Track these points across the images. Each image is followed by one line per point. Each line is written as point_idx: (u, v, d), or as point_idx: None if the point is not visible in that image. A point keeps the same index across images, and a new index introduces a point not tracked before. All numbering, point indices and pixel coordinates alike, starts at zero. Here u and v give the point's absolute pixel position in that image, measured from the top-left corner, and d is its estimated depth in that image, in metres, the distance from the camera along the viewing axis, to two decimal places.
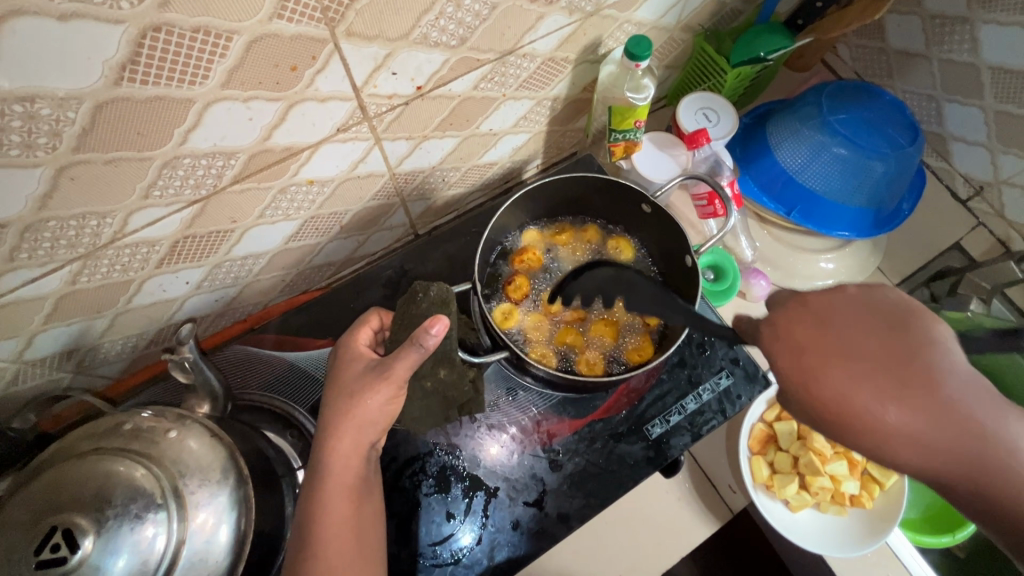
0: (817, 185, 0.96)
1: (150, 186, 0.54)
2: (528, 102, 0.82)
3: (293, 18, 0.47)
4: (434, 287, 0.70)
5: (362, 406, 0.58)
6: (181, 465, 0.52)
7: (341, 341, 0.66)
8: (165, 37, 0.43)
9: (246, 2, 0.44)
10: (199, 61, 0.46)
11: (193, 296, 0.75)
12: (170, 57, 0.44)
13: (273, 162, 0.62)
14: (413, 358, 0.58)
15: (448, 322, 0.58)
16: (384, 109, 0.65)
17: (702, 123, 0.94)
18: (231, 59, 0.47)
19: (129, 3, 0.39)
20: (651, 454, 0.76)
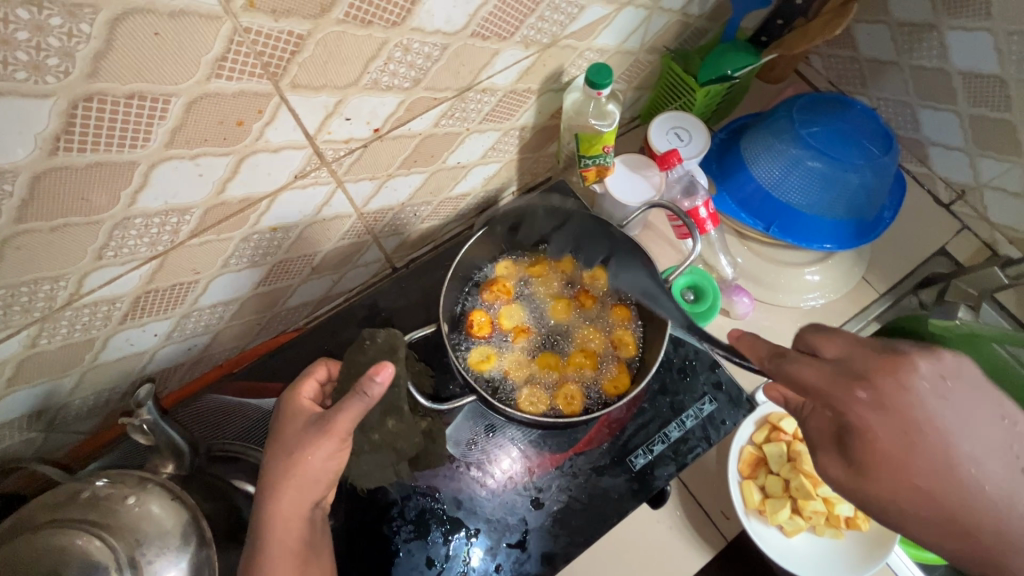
0: (794, 199, 0.96)
1: (102, 247, 0.54)
2: (494, 133, 0.82)
3: (232, 76, 0.47)
4: (382, 334, 0.71)
5: (302, 463, 0.57)
6: (139, 533, 0.51)
7: (283, 397, 0.64)
8: (98, 105, 0.42)
9: (180, 65, 0.44)
10: (137, 125, 0.45)
11: (163, 347, 0.75)
12: (106, 123, 0.43)
13: (231, 213, 0.61)
14: (356, 409, 0.57)
15: (394, 368, 0.57)
16: (342, 153, 0.64)
17: (674, 143, 0.94)
18: (172, 120, 0.47)
19: (56, 76, 0.39)
20: (635, 487, 0.74)
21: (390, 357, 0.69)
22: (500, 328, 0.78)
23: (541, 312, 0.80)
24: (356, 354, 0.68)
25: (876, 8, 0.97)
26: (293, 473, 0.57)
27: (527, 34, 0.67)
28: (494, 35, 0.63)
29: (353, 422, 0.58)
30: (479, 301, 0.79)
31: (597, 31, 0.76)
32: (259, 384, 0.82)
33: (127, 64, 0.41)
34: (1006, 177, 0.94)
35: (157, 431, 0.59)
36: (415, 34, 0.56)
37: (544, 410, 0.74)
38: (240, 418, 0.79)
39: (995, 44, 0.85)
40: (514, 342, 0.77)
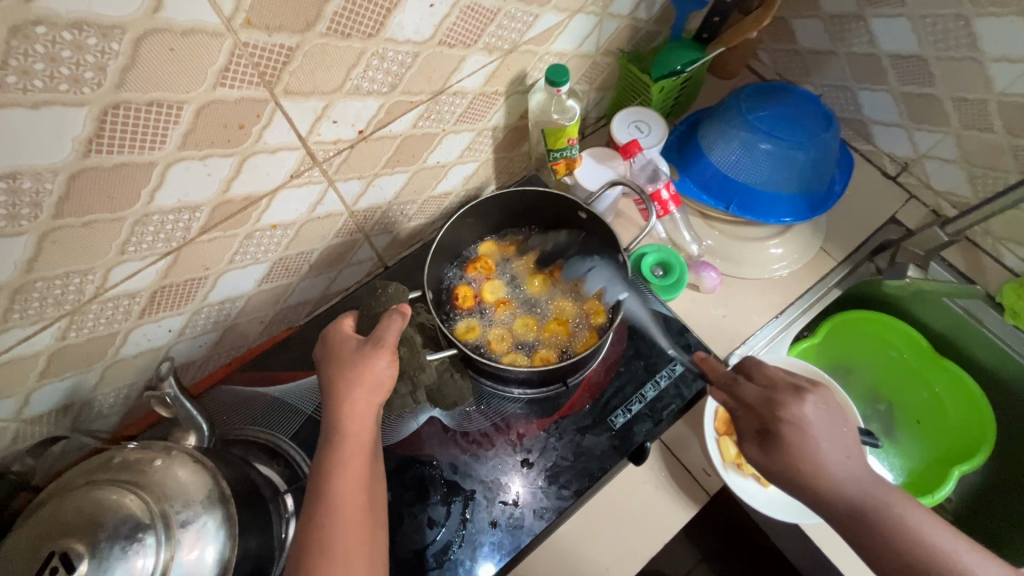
0: (749, 180, 1.04)
1: (125, 242, 0.61)
2: (469, 134, 0.90)
3: (234, 84, 0.55)
4: (394, 285, 0.78)
5: (366, 368, 0.63)
6: (167, 488, 0.57)
7: (327, 331, 0.70)
8: (124, 112, 0.50)
9: (191, 75, 0.52)
10: (155, 129, 0.54)
11: (177, 342, 0.82)
12: (130, 127, 0.52)
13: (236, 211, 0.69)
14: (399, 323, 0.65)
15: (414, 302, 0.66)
16: (332, 153, 0.72)
17: (635, 135, 1.03)
18: (184, 124, 0.55)
19: (90, 88, 0.47)
20: (617, 443, 0.80)
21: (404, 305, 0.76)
22: (484, 301, 0.85)
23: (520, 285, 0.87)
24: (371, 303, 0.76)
25: (809, 5, 1.07)
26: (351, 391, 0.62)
27: (489, 41, 0.76)
28: (459, 43, 0.72)
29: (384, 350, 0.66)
30: (463, 279, 0.87)
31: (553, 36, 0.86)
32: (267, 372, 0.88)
33: (148, 76, 0.49)
34: (940, 146, 1.02)
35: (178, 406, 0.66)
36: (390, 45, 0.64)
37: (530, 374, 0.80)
38: (251, 406, 0.86)
39: (913, 27, 0.95)
40: (496, 314, 0.84)
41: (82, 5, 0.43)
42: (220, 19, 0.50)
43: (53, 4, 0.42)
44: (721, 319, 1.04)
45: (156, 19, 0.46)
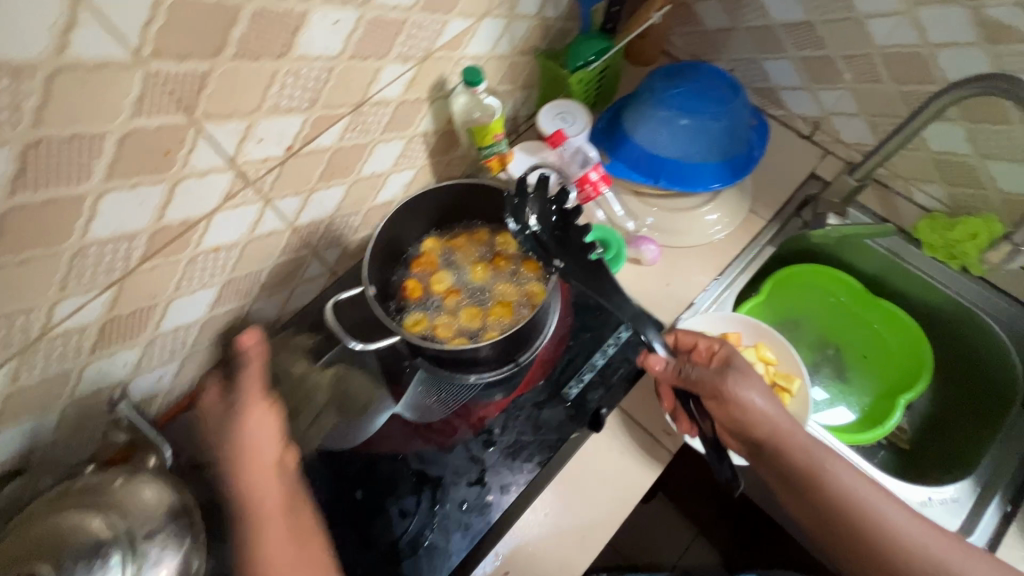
0: (676, 156, 1.11)
1: (65, 277, 0.64)
2: (400, 141, 0.95)
3: (151, 112, 0.59)
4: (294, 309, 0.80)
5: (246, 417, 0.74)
6: (128, 508, 0.59)
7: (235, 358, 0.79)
8: (45, 149, 0.53)
9: (108, 107, 0.55)
10: (79, 163, 0.57)
11: (135, 377, 0.83)
12: (53, 163, 0.55)
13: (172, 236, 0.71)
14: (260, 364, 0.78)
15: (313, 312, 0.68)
16: (263, 171, 0.76)
17: (561, 125, 1.08)
18: (107, 155, 0.58)
19: (8, 128, 0.50)
20: (573, 413, 0.84)
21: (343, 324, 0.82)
22: (434, 291, 0.89)
23: (466, 273, 0.91)
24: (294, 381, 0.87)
25: None
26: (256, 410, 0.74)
27: (401, 51, 0.81)
28: (371, 54, 0.77)
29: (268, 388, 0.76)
30: (410, 275, 0.91)
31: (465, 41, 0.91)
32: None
33: (64, 112, 0.53)
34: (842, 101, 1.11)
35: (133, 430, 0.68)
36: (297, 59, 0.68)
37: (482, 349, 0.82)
38: None
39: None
40: (447, 302, 0.88)
41: None
42: (127, 51, 0.53)
43: None
44: (665, 288, 1.09)
45: (63, 57, 0.50)
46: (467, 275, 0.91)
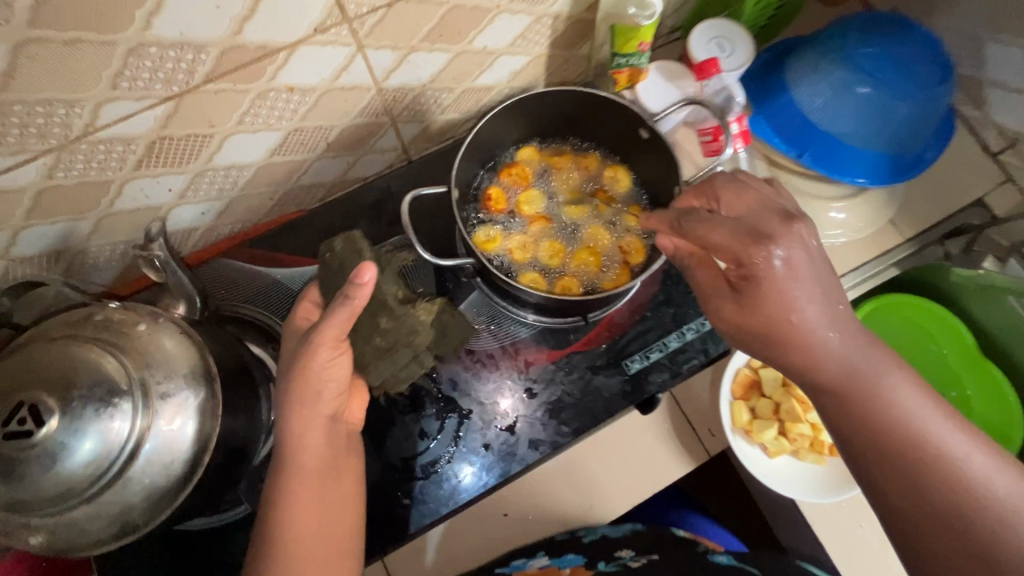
0: (886, 77, 0.87)
1: (116, 76, 0.53)
2: (525, 18, 0.77)
3: (256, 29, 0.56)
4: (340, 241, 0.73)
5: (311, 365, 0.63)
6: (148, 359, 0.54)
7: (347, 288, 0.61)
8: (145, 54, 0.52)
9: (213, 21, 0.53)
10: (170, 73, 0.56)
11: (222, 222, 0.85)
12: (147, 68, 0.54)
13: (131, 213, 0.72)
14: (342, 312, 0.62)
15: (377, 269, 0.60)
16: (365, 10, 0.61)
17: (715, 53, 0.88)
18: (208, 64, 0.57)
19: (119, 28, 0.49)
20: (628, 389, 0.76)
21: (356, 258, 0.71)
22: (562, 171, 0.76)
23: (581, 233, 0.75)
24: (328, 271, 0.72)
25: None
26: (325, 329, 0.62)
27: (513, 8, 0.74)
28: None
29: (339, 325, 0.62)
30: (495, 181, 0.76)
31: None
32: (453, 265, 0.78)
33: (174, 21, 0.51)
34: None
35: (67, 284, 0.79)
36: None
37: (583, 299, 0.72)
38: (245, 284, 0.79)
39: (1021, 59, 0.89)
40: (552, 266, 0.74)
41: (184, 30, 0.52)
42: (315, 22, 0.59)
43: (165, 31, 0.51)
44: None
45: (236, 38, 0.56)
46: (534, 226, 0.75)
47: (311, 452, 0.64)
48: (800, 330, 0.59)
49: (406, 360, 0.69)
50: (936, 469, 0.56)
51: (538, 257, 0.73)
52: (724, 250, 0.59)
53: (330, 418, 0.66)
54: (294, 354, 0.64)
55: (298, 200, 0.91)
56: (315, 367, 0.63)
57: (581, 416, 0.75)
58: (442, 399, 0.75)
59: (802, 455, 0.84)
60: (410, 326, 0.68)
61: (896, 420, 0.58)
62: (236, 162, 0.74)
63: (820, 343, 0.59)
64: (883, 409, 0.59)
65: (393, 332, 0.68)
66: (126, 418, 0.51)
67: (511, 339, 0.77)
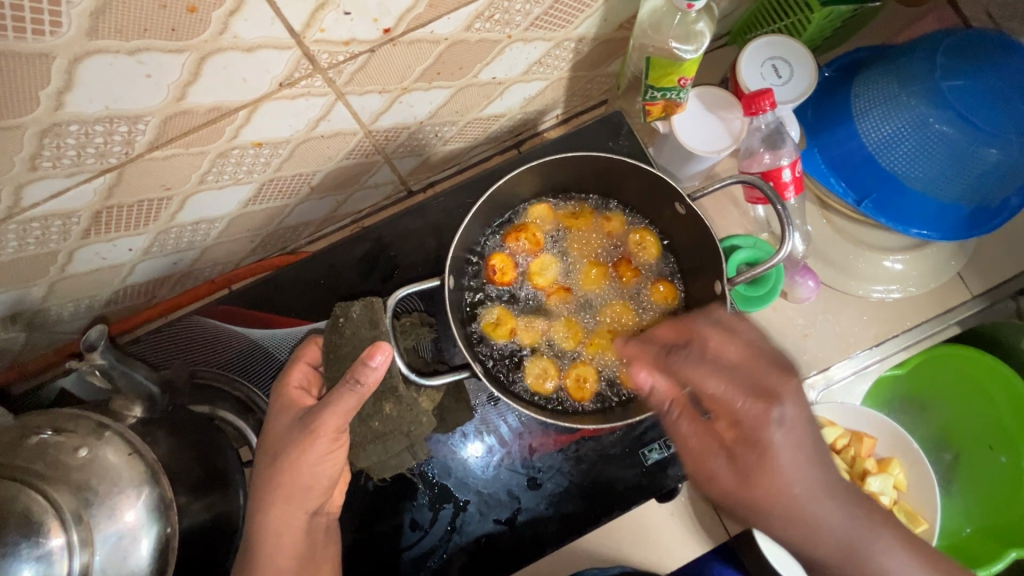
0: (981, 121, 0.70)
1: (33, 157, 0.43)
2: (543, 44, 0.64)
3: (204, 92, 0.45)
4: (357, 305, 0.59)
5: (296, 467, 0.52)
6: (88, 489, 0.46)
7: (353, 371, 0.50)
8: (65, 133, 0.42)
9: (146, 90, 0.42)
10: (103, 148, 0.46)
11: (200, 267, 0.76)
12: (71, 147, 0.44)
13: (88, 274, 0.64)
14: (348, 401, 0.51)
15: (392, 351, 0.50)
16: (341, 58, 0.49)
17: (768, 80, 0.74)
18: (150, 133, 0.47)
19: (25, 110, 0.39)
20: (644, 482, 0.68)
21: (371, 331, 0.58)
22: (578, 234, 0.69)
23: (598, 307, 0.69)
24: (335, 336, 0.59)
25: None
26: (323, 420, 0.51)
27: (528, 36, 0.61)
28: (507, 27, 0.57)
29: (343, 415, 0.51)
30: (502, 246, 0.68)
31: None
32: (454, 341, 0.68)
33: (93, 96, 0.41)
34: None
35: (31, 338, 0.72)
36: (477, 31, 0.55)
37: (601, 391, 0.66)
38: (223, 346, 0.72)
39: None
40: (565, 348, 0.67)
41: (108, 104, 0.42)
42: (279, 77, 0.48)
43: (82, 107, 0.41)
44: (802, 339, 0.84)
45: (181, 104, 0.45)
46: (545, 300, 0.68)
47: (292, 551, 0.53)
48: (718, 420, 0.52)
49: (399, 449, 0.60)
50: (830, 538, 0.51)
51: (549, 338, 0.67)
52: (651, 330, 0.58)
53: (313, 514, 0.55)
54: (281, 443, 0.53)
55: (284, 238, 0.81)
56: (307, 463, 0.52)
57: (588, 508, 0.68)
58: (436, 487, 0.68)
59: None
60: (412, 419, 0.58)
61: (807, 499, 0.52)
62: (204, 216, 0.65)
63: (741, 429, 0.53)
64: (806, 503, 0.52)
65: (395, 422, 0.58)
66: (62, 549, 0.44)
67: (515, 424, 0.69)
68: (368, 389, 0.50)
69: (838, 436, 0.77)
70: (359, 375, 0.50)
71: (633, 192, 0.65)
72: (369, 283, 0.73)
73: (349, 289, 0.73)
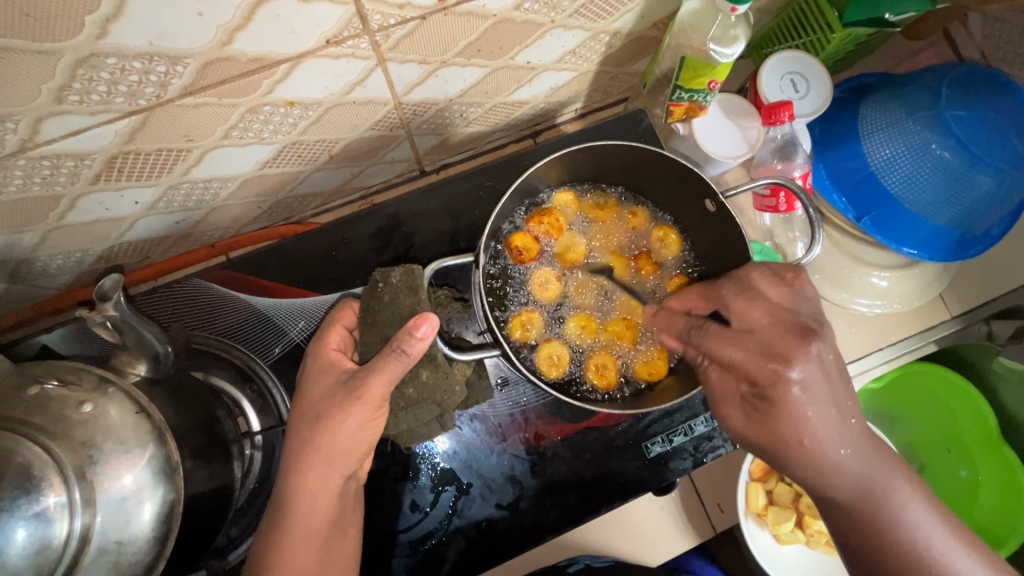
0: (980, 151, 0.74)
1: (62, 88, 0.41)
2: (580, 34, 0.64)
3: (250, 41, 0.44)
4: (397, 270, 0.58)
5: (332, 434, 0.52)
6: (91, 446, 0.43)
7: (397, 342, 0.49)
8: (100, 67, 0.40)
9: (193, 30, 0.40)
10: (137, 88, 0.44)
11: (201, 229, 0.73)
12: (104, 82, 0.42)
13: (86, 225, 0.60)
14: (394, 370, 0.50)
15: (437, 322, 0.49)
16: (392, 21, 0.48)
17: (786, 93, 0.77)
18: (187, 78, 0.45)
19: (66, 36, 0.37)
20: (645, 474, 0.69)
21: (410, 297, 0.57)
22: (602, 222, 0.71)
23: (615, 298, 0.71)
24: (372, 300, 0.58)
25: None
26: (368, 387, 0.51)
27: (570, 22, 0.61)
28: (552, 11, 0.57)
29: (389, 384, 0.51)
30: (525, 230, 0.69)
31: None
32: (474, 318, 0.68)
33: (138, 30, 0.38)
34: None
35: (10, 290, 0.67)
36: (525, 11, 0.55)
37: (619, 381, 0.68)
38: (223, 313, 0.69)
39: None
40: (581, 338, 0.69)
41: (152, 39, 0.40)
42: (326, 34, 0.46)
43: (123, 39, 0.39)
44: None
45: (225, 50, 0.43)
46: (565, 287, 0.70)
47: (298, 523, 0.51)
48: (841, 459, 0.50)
49: (429, 418, 0.58)
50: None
51: (567, 326, 0.69)
52: (739, 369, 0.51)
53: (338, 479, 0.54)
54: (321, 406, 0.53)
55: (291, 208, 0.79)
56: (347, 429, 0.52)
57: (588, 498, 0.68)
58: (439, 468, 0.67)
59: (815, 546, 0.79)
60: (446, 387, 0.58)
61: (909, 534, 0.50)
62: (218, 174, 0.62)
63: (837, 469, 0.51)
64: (893, 513, 0.51)
65: (429, 390, 0.57)
66: (60, 511, 0.41)
67: (520, 409, 0.69)
68: (415, 362, 0.50)
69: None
70: (403, 350, 0.49)
71: (658, 188, 0.68)
72: (381, 259, 0.72)
73: (360, 264, 0.71)
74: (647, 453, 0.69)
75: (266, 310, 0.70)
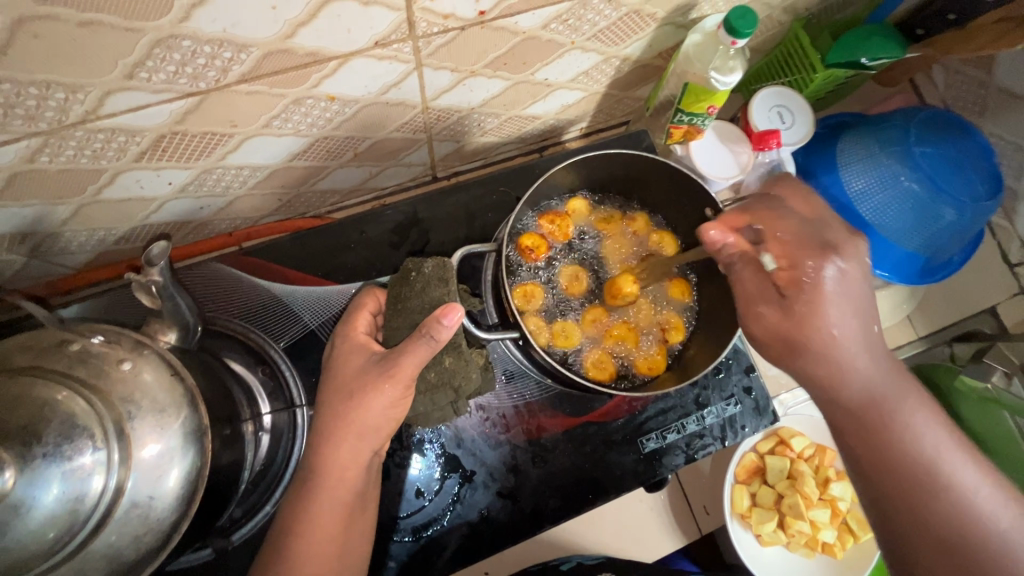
0: (943, 182, 0.83)
1: (136, 65, 0.44)
2: (594, 56, 0.71)
3: (309, 36, 0.48)
4: (429, 263, 0.64)
5: (359, 409, 0.56)
6: (130, 403, 0.45)
7: (424, 328, 0.54)
8: (175, 47, 0.44)
9: (262, 22, 0.44)
10: (200, 71, 0.47)
11: (221, 217, 0.76)
12: (175, 62, 0.45)
13: (119, 203, 0.63)
14: (421, 352, 0.55)
15: (463, 312, 0.54)
16: (435, 30, 0.53)
17: (774, 123, 0.85)
18: (248, 65, 0.49)
19: (151, 17, 0.41)
20: (641, 468, 0.72)
21: (440, 287, 0.63)
22: (608, 233, 0.77)
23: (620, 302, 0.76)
24: (404, 286, 0.63)
25: None
26: (401, 365, 0.55)
27: (586, 45, 0.67)
28: (572, 34, 0.63)
29: (419, 365, 0.56)
30: (537, 228, 0.74)
31: (763, 30, 0.81)
32: (486, 313, 0.73)
33: (216, 18, 0.43)
34: None
35: (29, 264, 0.68)
36: (550, 31, 0.61)
37: (615, 377, 0.73)
38: (243, 296, 0.71)
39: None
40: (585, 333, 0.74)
41: (223, 28, 0.44)
42: (375, 36, 0.51)
43: (200, 24, 0.43)
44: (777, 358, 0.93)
45: (286, 42, 0.48)
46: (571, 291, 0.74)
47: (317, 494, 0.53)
48: (822, 338, 0.55)
49: (444, 403, 0.62)
50: (900, 459, 0.52)
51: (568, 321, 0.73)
52: None
53: (356, 454, 0.57)
54: (353, 382, 0.57)
55: (309, 202, 0.82)
56: (376, 403, 0.56)
57: (585, 489, 0.71)
58: (444, 456, 0.69)
59: (794, 547, 0.83)
60: (465, 373, 0.62)
61: (920, 450, 0.52)
62: (251, 163, 0.65)
63: (849, 368, 0.55)
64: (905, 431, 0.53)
65: (449, 375, 0.61)
66: (97, 463, 0.42)
67: (523, 400, 0.72)
68: (440, 346, 0.55)
69: (806, 446, 0.85)
70: (427, 335, 0.54)
71: (662, 198, 0.75)
72: (397, 254, 0.75)
73: (376, 257, 0.75)
74: (642, 449, 0.72)
75: (285, 296, 0.72)
